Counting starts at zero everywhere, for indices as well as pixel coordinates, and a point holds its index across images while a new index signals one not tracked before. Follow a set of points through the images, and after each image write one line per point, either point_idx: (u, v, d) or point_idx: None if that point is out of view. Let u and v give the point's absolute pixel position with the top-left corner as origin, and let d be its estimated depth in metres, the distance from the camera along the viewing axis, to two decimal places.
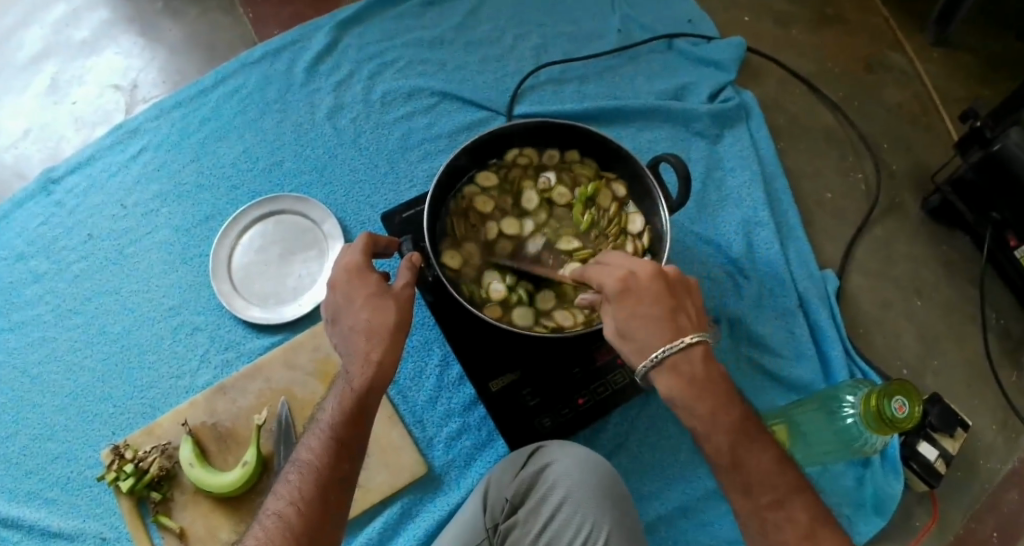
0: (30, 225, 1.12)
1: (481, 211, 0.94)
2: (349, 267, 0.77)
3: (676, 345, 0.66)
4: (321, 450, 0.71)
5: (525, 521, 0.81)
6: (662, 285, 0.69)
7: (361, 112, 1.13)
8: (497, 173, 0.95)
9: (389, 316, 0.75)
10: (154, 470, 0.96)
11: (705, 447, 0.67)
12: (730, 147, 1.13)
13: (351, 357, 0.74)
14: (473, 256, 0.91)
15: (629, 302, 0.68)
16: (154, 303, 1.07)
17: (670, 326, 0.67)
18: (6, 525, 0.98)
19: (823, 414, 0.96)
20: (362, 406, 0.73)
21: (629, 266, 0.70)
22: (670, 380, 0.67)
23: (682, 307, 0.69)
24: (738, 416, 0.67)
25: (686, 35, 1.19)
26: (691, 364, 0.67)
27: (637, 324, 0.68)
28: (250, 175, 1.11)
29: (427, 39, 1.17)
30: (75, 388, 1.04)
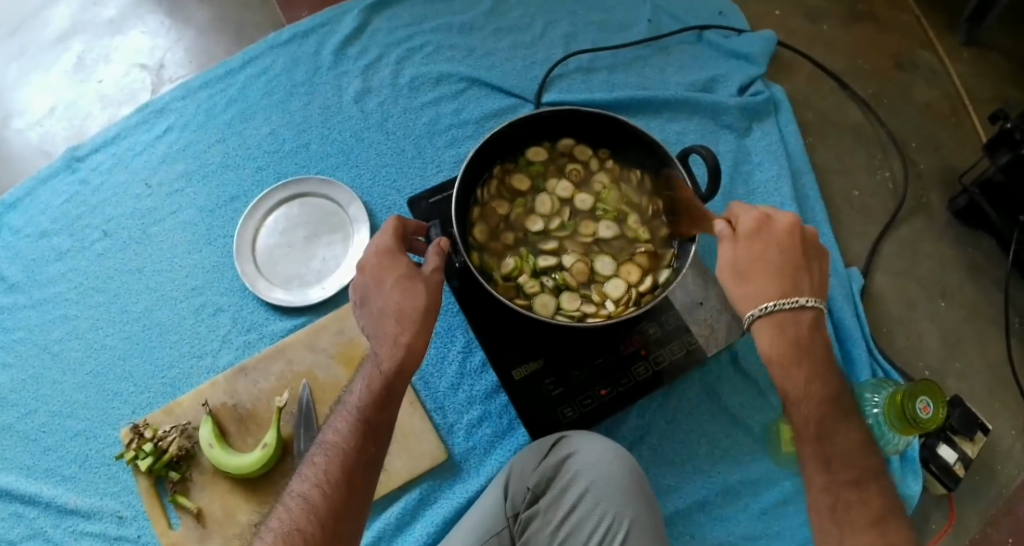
0: (54, 203, 1.12)
1: (519, 186, 0.94)
2: (378, 251, 0.77)
3: (791, 302, 0.74)
4: (348, 433, 0.70)
5: (546, 510, 0.80)
6: (797, 240, 0.77)
7: (388, 97, 1.12)
8: (547, 153, 0.95)
9: (417, 300, 0.74)
10: (173, 450, 0.96)
11: (790, 416, 0.73)
12: (759, 141, 1.12)
13: (379, 340, 0.74)
14: (502, 237, 0.92)
15: (759, 246, 0.76)
16: (177, 283, 1.07)
17: (792, 281, 0.75)
18: (26, 500, 0.99)
19: None
20: (389, 388, 0.72)
21: (767, 212, 0.78)
22: (776, 329, 0.74)
23: (806, 268, 0.77)
24: (830, 394, 0.73)
25: (717, 27, 1.18)
26: (796, 322, 0.75)
27: (757, 272, 0.76)
28: (276, 157, 1.11)
29: (456, 25, 1.16)
30: (95, 366, 1.04)
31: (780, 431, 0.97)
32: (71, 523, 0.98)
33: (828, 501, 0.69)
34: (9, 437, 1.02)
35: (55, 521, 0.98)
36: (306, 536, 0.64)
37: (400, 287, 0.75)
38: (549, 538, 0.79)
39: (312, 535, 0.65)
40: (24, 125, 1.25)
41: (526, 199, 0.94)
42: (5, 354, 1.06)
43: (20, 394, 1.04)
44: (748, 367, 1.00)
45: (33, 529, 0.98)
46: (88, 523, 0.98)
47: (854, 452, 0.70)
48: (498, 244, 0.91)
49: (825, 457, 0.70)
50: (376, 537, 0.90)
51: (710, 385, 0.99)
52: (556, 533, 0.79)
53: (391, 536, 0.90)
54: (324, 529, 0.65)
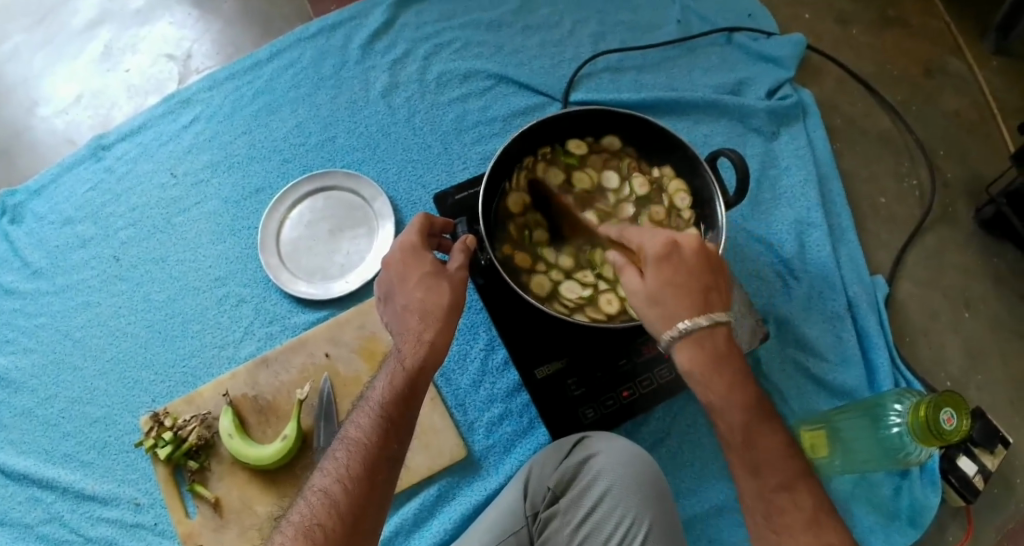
0: (79, 191, 1.14)
1: (557, 172, 0.96)
2: (403, 246, 0.78)
3: (700, 320, 0.69)
4: (371, 429, 0.70)
5: (565, 511, 0.80)
6: (706, 263, 0.72)
7: (415, 93, 1.09)
8: (592, 150, 0.97)
9: (440, 297, 0.74)
10: (193, 439, 0.97)
11: (721, 426, 0.69)
12: (788, 145, 1.10)
13: (404, 335, 0.74)
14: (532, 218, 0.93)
15: (667, 269, 0.71)
16: (200, 273, 1.06)
17: (701, 301, 0.70)
18: (45, 485, 1.03)
19: (868, 420, 0.93)
20: (411, 384, 0.72)
21: (672, 236, 0.72)
22: (692, 349, 0.69)
23: (715, 288, 0.72)
24: (753, 398, 0.69)
25: (746, 30, 1.15)
26: (712, 339, 0.69)
27: (664, 296, 0.70)
28: (302, 150, 1.08)
29: (485, 22, 1.13)
30: (116, 353, 1.06)
31: (801, 436, 0.99)
32: (87, 509, 1.02)
33: (761, 507, 0.67)
34: (28, 422, 1.06)
35: (71, 507, 1.02)
36: (327, 532, 0.64)
37: (423, 283, 0.75)
38: (567, 540, 0.79)
39: (332, 530, 0.64)
40: (50, 113, 1.26)
41: (563, 184, 0.95)
42: (28, 339, 1.09)
43: (42, 378, 1.08)
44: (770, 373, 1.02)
45: (50, 512, 1.02)
46: (105, 509, 1.02)
47: (779, 456, 0.67)
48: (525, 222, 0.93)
49: (753, 465, 0.67)
50: (395, 531, 0.91)
51: None
52: (574, 535, 0.79)
53: (407, 532, 0.91)
54: (346, 525, 0.65)
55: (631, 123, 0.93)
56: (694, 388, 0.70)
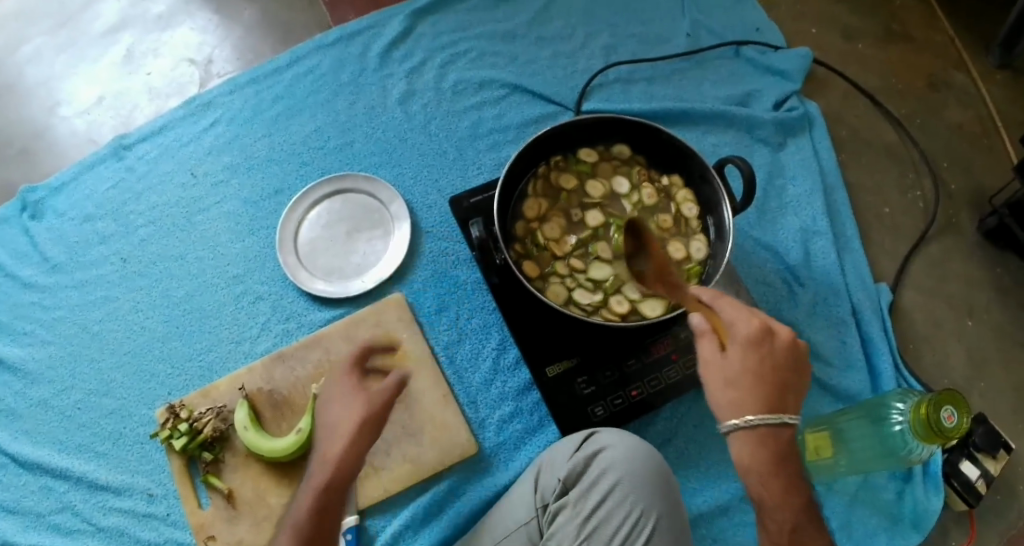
0: (99, 189, 1.18)
1: (570, 175, 0.98)
2: (337, 384, 0.80)
3: (775, 419, 0.71)
4: (339, 439, 0.73)
5: (574, 503, 0.82)
6: (792, 359, 0.74)
7: (432, 99, 1.12)
8: (605, 156, 1.00)
9: (355, 410, 0.74)
10: (208, 431, 0.99)
11: (763, 523, 0.72)
12: (794, 155, 1.13)
13: (328, 426, 0.76)
14: (544, 218, 0.96)
15: (755, 356, 0.73)
16: (219, 270, 1.08)
17: (779, 399, 0.72)
18: (58, 475, 1.07)
19: (869, 419, 0.96)
20: (327, 483, 0.70)
21: (769, 324, 0.74)
22: (756, 444, 0.71)
23: (792, 387, 0.74)
24: (805, 506, 0.71)
25: (754, 43, 1.18)
26: (775, 440, 0.72)
27: (744, 382, 0.72)
28: (320, 154, 1.11)
29: (499, 33, 1.16)
30: (134, 347, 1.09)
31: (806, 441, 1.00)
32: (100, 498, 1.05)
33: None
34: (44, 413, 1.10)
35: (84, 496, 1.06)
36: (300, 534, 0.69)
37: (347, 402, 0.76)
38: (576, 532, 0.80)
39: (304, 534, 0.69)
40: (70, 113, 1.30)
41: (576, 186, 0.98)
42: (46, 332, 1.13)
43: (57, 370, 1.12)
44: None
45: (63, 501, 1.06)
46: (117, 499, 1.05)
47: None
48: (538, 222, 0.96)
49: None
50: (405, 527, 0.93)
51: None
52: (582, 526, 0.80)
53: (418, 526, 0.94)
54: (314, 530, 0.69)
55: (643, 132, 0.97)
56: (746, 480, 0.72)
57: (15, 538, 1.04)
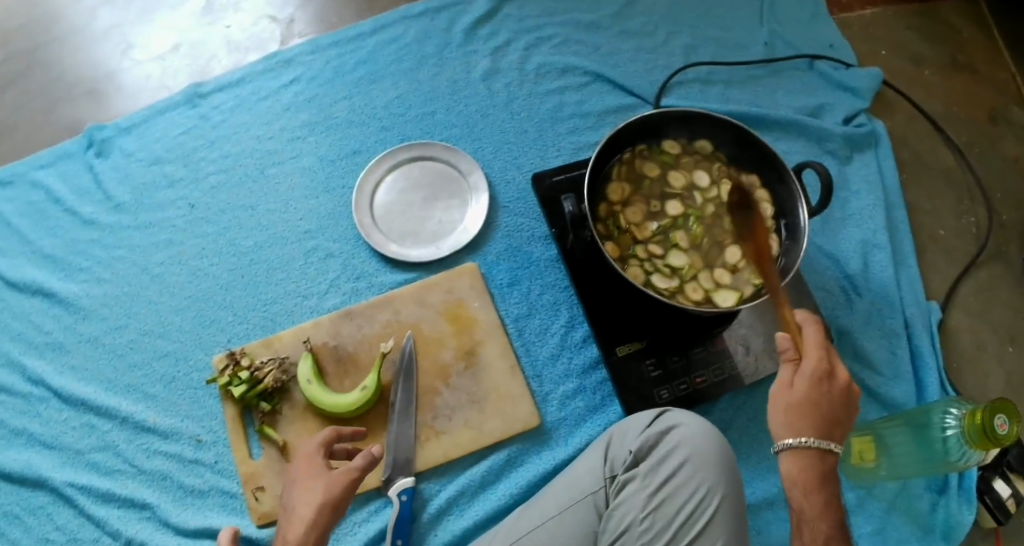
0: (172, 132, 1.17)
1: (653, 165, 1.02)
2: (305, 460, 0.85)
3: (825, 444, 0.78)
4: (312, 493, 0.81)
5: (645, 475, 0.85)
6: (847, 402, 0.80)
7: (515, 79, 1.14)
8: (688, 149, 1.03)
9: (315, 500, 0.80)
10: (268, 382, 0.99)
11: (801, 533, 0.77)
12: (858, 170, 1.16)
13: (303, 466, 0.84)
14: (625, 203, 1.00)
15: (816, 391, 0.78)
16: (291, 225, 1.09)
17: (828, 430, 0.78)
18: (103, 413, 1.08)
19: (914, 428, 0.99)
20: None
21: (834, 366, 0.79)
22: (803, 462, 0.78)
23: (844, 424, 0.80)
24: (842, 522, 0.77)
25: (827, 58, 1.21)
26: (821, 461, 0.78)
27: (801, 411, 0.78)
28: (401, 120, 1.13)
29: (583, 22, 1.18)
30: (196, 292, 1.09)
31: (851, 444, 1.04)
32: (146, 441, 1.06)
33: None
34: (95, 351, 1.10)
35: (129, 437, 1.07)
36: None
37: (309, 486, 0.82)
38: (644, 502, 0.83)
39: None
40: (139, 58, 1.31)
41: (658, 176, 1.01)
42: (104, 270, 1.13)
43: (112, 308, 1.11)
44: None
45: (105, 440, 1.07)
46: (164, 443, 1.05)
47: None
48: (619, 206, 0.99)
49: None
50: (461, 491, 0.95)
51: None
52: (651, 498, 0.83)
53: (473, 492, 0.96)
54: None
55: (726, 128, 0.99)
56: (790, 492, 0.79)
57: (48, 474, 1.06)
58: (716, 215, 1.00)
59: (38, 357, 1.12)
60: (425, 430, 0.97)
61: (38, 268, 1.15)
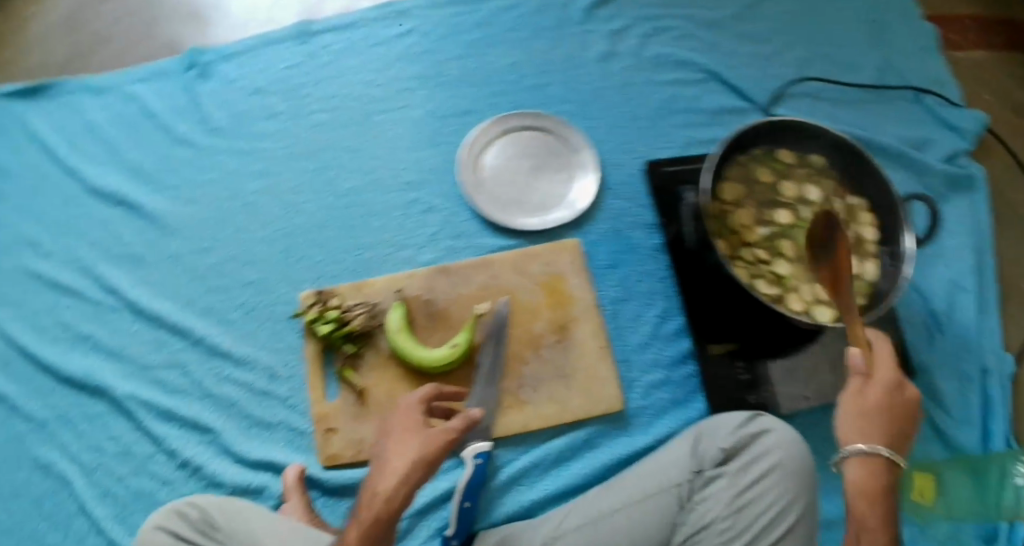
0: (274, 64, 1.16)
1: (769, 173, 1.01)
2: (403, 414, 0.80)
3: (893, 455, 0.79)
4: (407, 446, 0.76)
5: (733, 475, 0.86)
6: (913, 417, 0.82)
7: (632, 65, 1.13)
8: (805, 162, 1.03)
9: (409, 454, 0.75)
10: (356, 325, 0.99)
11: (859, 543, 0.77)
12: (954, 211, 1.17)
13: (402, 418, 0.80)
14: (738, 206, 1.00)
15: (888, 400, 0.81)
16: (393, 173, 1.08)
17: (897, 442, 0.80)
18: (176, 331, 1.06)
19: (970, 475, 1.04)
20: (369, 537, 0.72)
21: (904, 379, 0.82)
22: (869, 470, 0.79)
23: (908, 440, 0.82)
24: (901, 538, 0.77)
25: (935, 94, 1.19)
26: (886, 472, 0.79)
27: (874, 418, 0.80)
28: (514, 87, 1.12)
29: (702, 20, 1.17)
30: (288, 226, 1.08)
31: (910, 479, 1.06)
32: (217, 364, 1.04)
33: None
34: (175, 268, 1.08)
35: (200, 359, 1.05)
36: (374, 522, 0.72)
37: (405, 440, 0.77)
38: (729, 501, 0.85)
39: (377, 519, 0.72)
40: None
41: (773, 185, 1.01)
42: (193, 190, 1.11)
43: (199, 230, 1.09)
44: None
45: (176, 358, 1.05)
46: (238, 370, 1.04)
47: None
48: (732, 208, 0.99)
49: None
50: (535, 463, 0.96)
51: None
52: (737, 498, 0.85)
53: (547, 466, 0.96)
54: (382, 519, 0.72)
55: (842, 151, 0.99)
56: (852, 501, 0.78)
57: (115, 383, 1.05)
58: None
59: (116, 266, 1.10)
60: (509, 397, 0.97)
61: (123, 179, 1.13)
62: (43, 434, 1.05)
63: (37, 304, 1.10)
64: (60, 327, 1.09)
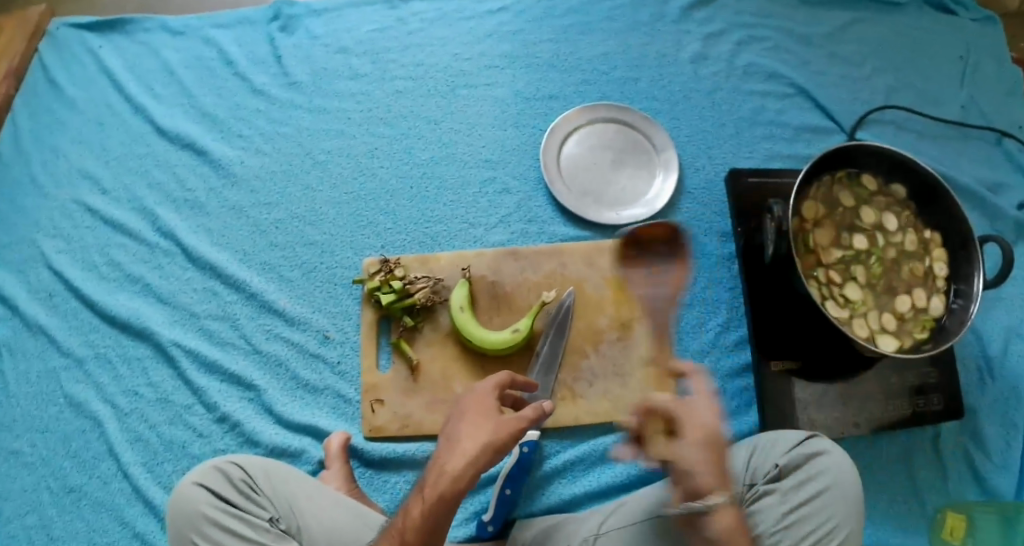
0: (363, 27, 1.15)
1: (850, 195, 0.99)
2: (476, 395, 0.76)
3: None
4: (479, 428, 0.72)
5: (784, 492, 0.84)
6: None
7: (722, 70, 1.13)
8: (885, 189, 1.01)
9: (480, 437, 0.71)
10: (419, 298, 0.97)
11: None
12: (1022, 259, 1.12)
13: (474, 397, 0.76)
14: (815, 225, 0.98)
15: None
16: (471, 149, 1.08)
17: None
18: (228, 282, 1.04)
19: (1003, 523, 0.97)
20: (431, 519, 0.69)
21: None
22: None
23: None
24: None
25: (1016, 139, 1.17)
26: None
27: None
28: (604, 78, 1.12)
29: (796, 34, 1.17)
30: (359, 190, 1.07)
31: (941, 518, 0.99)
32: (269, 321, 1.02)
33: None
34: (237, 219, 1.07)
35: (251, 314, 1.03)
36: (441, 502, 0.68)
37: (476, 422, 0.73)
38: (777, 517, 0.84)
39: (443, 499, 0.68)
40: None
41: (852, 207, 0.99)
42: (265, 142, 1.10)
43: (267, 183, 1.08)
44: (943, 447, 1.04)
45: (226, 310, 1.03)
46: (289, 329, 1.02)
47: None
48: (808, 226, 0.97)
49: None
50: (580, 457, 0.94)
51: (910, 448, 1.04)
52: (785, 515, 0.83)
53: (591, 462, 0.94)
54: (447, 500, 0.68)
55: (926, 184, 0.98)
56: None
57: (160, 329, 1.01)
58: (895, 260, 0.98)
59: (173, 211, 1.08)
60: (563, 389, 0.96)
61: (193, 124, 1.12)
62: (78, 371, 1.01)
63: (88, 239, 1.07)
64: (109, 265, 1.06)
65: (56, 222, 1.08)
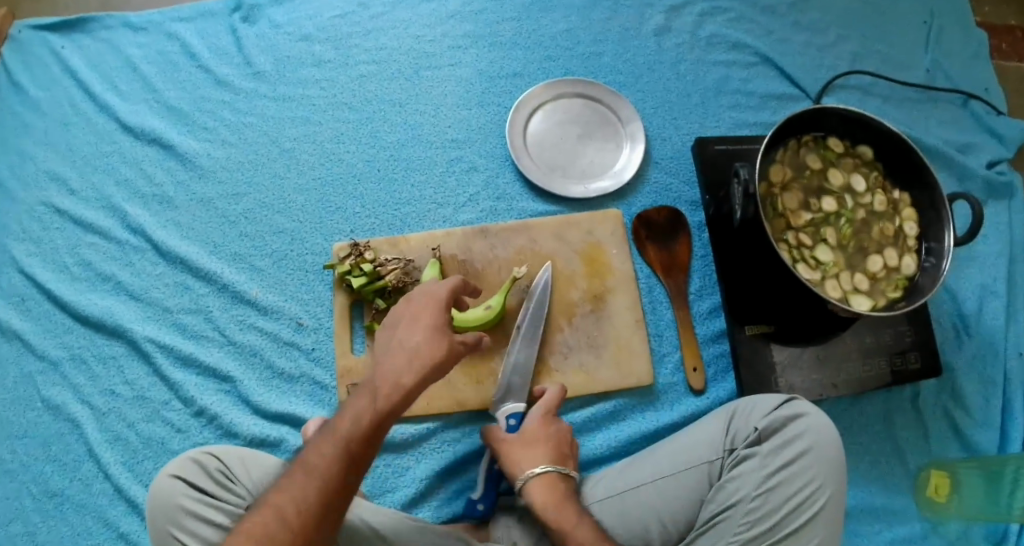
0: (325, 14, 1.15)
1: (818, 158, 1.00)
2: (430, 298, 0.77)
3: None
4: (430, 339, 0.74)
5: (765, 455, 0.83)
6: None
7: (686, 42, 1.14)
8: (853, 151, 1.01)
9: (430, 348, 0.73)
10: (390, 280, 0.97)
11: None
12: (993, 216, 1.12)
13: (427, 303, 0.77)
14: (784, 188, 0.98)
15: None
16: (437, 130, 1.08)
17: None
18: (199, 275, 1.03)
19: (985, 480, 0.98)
20: (372, 426, 0.71)
21: None
22: None
23: None
24: None
25: (982, 100, 1.17)
26: None
27: None
28: (568, 54, 1.12)
29: (758, 4, 1.18)
30: (327, 175, 1.07)
31: (926, 475, 1.01)
32: (243, 312, 1.02)
33: None
34: (206, 211, 1.07)
35: (224, 305, 1.02)
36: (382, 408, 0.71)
37: (428, 331, 0.74)
38: (759, 480, 0.82)
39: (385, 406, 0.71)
40: None
41: (820, 170, 0.99)
42: (230, 133, 1.10)
43: (234, 174, 1.08)
44: (923, 408, 1.04)
45: (197, 303, 1.02)
46: (262, 318, 1.01)
47: None
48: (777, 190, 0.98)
49: None
50: None
51: (891, 409, 1.04)
52: (766, 479, 0.82)
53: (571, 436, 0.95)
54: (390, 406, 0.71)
55: (892, 143, 0.97)
56: None
57: (132, 325, 1.01)
58: (865, 221, 0.98)
59: (142, 207, 1.07)
60: (539, 364, 0.95)
61: (158, 118, 1.11)
62: (55, 374, 1.00)
63: (58, 240, 1.06)
64: (80, 265, 1.05)
65: (24, 225, 1.07)
